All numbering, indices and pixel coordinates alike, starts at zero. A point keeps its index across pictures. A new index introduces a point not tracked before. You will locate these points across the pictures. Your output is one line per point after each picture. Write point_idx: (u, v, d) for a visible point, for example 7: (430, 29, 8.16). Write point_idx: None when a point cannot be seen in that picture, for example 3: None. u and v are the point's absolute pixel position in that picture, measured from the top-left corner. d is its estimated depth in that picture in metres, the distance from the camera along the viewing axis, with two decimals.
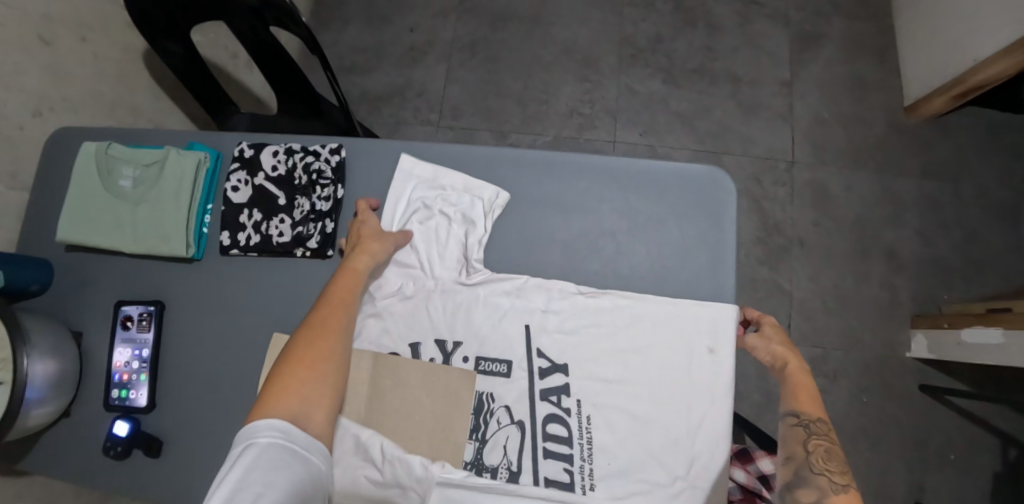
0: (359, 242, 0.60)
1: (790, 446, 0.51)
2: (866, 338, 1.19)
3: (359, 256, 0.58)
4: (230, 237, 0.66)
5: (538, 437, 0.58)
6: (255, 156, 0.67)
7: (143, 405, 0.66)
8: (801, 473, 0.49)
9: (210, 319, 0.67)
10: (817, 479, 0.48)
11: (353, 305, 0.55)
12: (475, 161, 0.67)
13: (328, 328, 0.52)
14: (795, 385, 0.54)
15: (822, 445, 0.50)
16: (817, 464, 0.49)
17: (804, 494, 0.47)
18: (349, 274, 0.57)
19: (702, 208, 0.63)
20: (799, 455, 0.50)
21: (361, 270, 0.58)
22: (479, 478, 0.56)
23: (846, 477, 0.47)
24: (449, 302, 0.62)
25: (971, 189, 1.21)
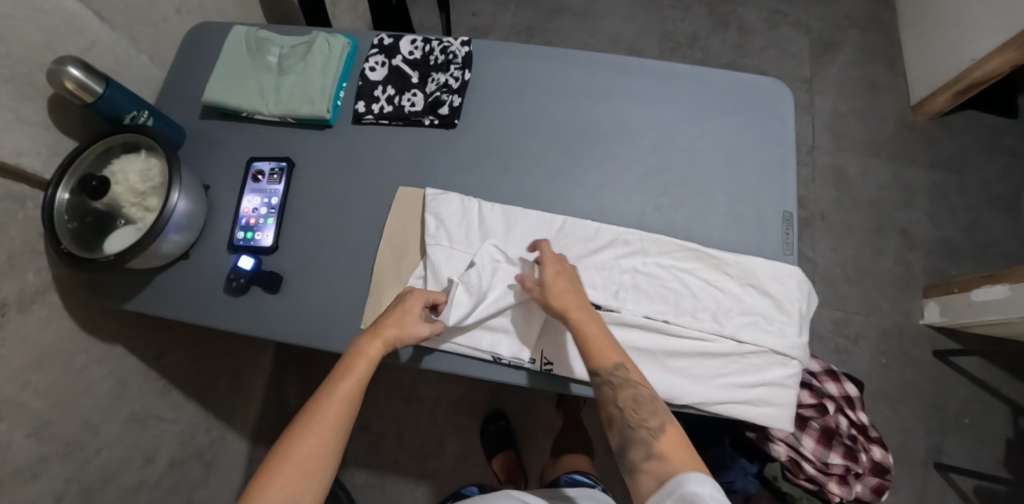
0: (376, 327, 0.57)
1: (606, 409, 0.54)
2: (885, 306, 1.28)
3: (376, 343, 0.56)
4: (366, 106, 0.75)
5: (639, 279, 0.65)
6: (394, 44, 0.78)
7: (268, 246, 0.71)
8: (626, 433, 0.52)
9: (335, 175, 0.75)
10: (638, 431, 0.51)
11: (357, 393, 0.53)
12: (580, 59, 0.77)
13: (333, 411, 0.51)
14: (591, 340, 0.55)
15: (629, 395, 0.52)
16: (633, 419, 0.52)
17: (636, 453, 0.50)
18: (362, 365, 0.55)
19: (774, 106, 0.75)
20: (619, 417, 0.52)
21: (375, 359, 0.56)
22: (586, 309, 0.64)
23: (656, 420, 0.51)
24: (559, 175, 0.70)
25: (974, 181, 1.34)
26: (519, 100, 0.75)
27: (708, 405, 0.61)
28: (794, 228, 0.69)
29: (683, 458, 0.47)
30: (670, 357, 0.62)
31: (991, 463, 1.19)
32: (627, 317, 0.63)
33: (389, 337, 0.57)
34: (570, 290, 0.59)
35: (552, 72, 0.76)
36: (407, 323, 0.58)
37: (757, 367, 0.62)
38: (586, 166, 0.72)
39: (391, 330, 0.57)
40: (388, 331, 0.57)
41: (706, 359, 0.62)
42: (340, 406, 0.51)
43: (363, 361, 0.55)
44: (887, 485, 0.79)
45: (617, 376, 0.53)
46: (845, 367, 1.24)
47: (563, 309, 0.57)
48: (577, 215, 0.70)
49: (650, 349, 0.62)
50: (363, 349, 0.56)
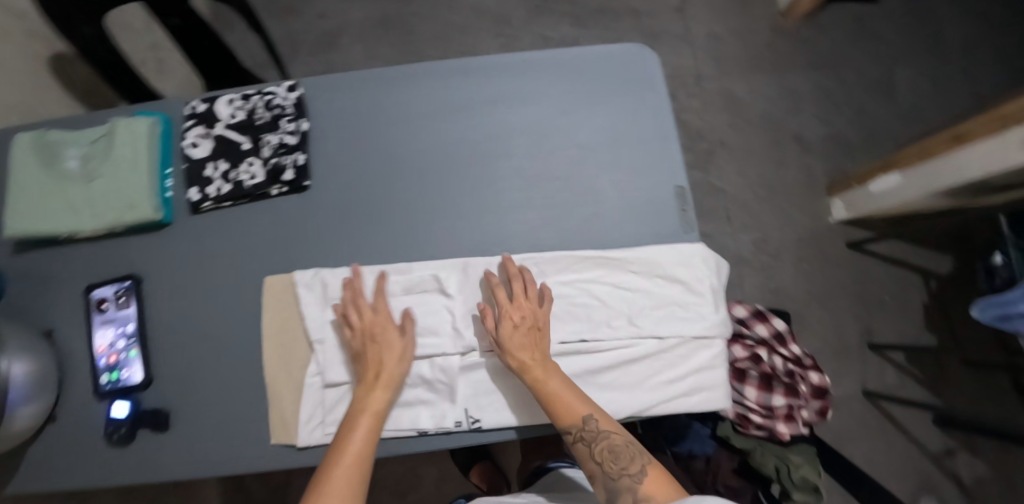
0: (371, 373, 0.56)
1: (586, 463, 0.55)
2: (797, 215, 1.33)
3: (377, 390, 0.55)
4: (201, 191, 0.65)
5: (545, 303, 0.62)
6: (210, 109, 0.67)
7: (138, 382, 0.63)
8: (608, 483, 0.53)
9: (191, 279, 0.66)
10: (619, 481, 0.52)
11: (371, 442, 0.53)
12: (427, 75, 0.70)
13: (349, 464, 0.50)
14: (554, 402, 0.54)
15: (604, 449, 0.53)
16: (611, 470, 0.53)
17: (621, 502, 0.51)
18: (369, 416, 0.54)
19: (638, 76, 0.72)
20: (597, 471, 0.53)
21: (379, 405, 0.55)
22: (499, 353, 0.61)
23: (634, 463, 0.52)
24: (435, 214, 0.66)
25: (851, 72, 1.38)
26: (373, 138, 0.68)
27: (645, 413, 0.59)
28: (688, 202, 0.68)
29: (667, 496, 0.49)
30: (597, 375, 0.61)
31: (916, 330, 1.30)
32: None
33: (387, 380, 0.56)
34: (528, 348, 0.57)
35: (401, 97, 0.69)
36: (396, 356, 0.57)
37: (679, 357, 0.62)
38: (463, 193, 0.66)
39: (386, 372, 0.56)
40: (384, 374, 0.56)
41: (629, 365, 0.61)
42: (358, 457, 0.51)
43: (370, 409, 0.54)
44: (828, 405, 0.84)
45: (587, 431, 0.53)
46: (776, 281, 1.29)
47: (522, 372, 0.56)
48: (465, 251, 0.65)
49: (573, 372, 0.61)
50: (366, 400, 0.55)
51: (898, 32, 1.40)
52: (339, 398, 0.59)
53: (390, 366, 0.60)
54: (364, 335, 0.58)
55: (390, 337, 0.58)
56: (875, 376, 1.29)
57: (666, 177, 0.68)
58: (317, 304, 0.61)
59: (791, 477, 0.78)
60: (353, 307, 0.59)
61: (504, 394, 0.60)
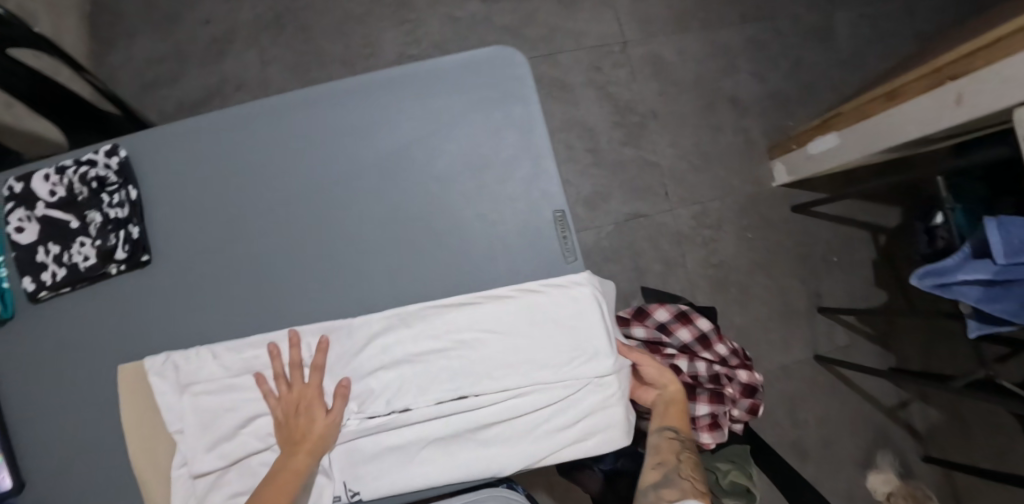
0: (296, 440, 0.54)
1: (663, 454, 0.62)
2: (739, 182, 1.27)
3: (303, 456, 0.54)
4: (33, 281, 0.60)
5: (414, 364, 0.57)
6: (27, 188, 0.60)
7: (9, 488, 0.60)
8: (668, 475, 0.59)
9: (46, 373, 0.61)
10: (681, 480, 0.58)
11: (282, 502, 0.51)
12: (262, 115, 0.62)
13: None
14: (676, 408, 0.68)
15: (689, 456, 0.62)
16: (685, 469, 0.60)
17: (668, 491, 0.56)
18: (285, 482, 0.52)
19: (502, 83, 0.63)
20: (673, 461, 0.61)
21: (303, 472, 0.53)
22: (374, 420, 0.57)
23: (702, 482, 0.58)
24: (291, 278, 0.60)
25: (786, 21, 1.28)
26: (212, 195, 0.61)
27: (529, 464, 0.57)
28: (569, 228, 0.62)
29: None
30: (478, 430, 0.58)
31: (864, 287, 1.28)
32: (419, 412, 0.57)
33: (311, 445, 0.54)
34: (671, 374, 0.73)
35: (236, 145, 0.61)
36: (324, 424, 0.55)
37: (566, 398, 0.59)
38: (318, 247, 0.60)
39: (310, 439, 0.54)
40: (308, 442, 0.54)
41: (514, 414, 0.58)
42: None
43: (292, 477, 0.53)
44: (759, 402, 0.83)
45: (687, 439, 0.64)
46: (720, 255, 1.25)
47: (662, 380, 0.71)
48: (324, 311, 0.60)
49: (453, 431, 0.58)
50: (286, 464, 0.53)
51: None
52: (211, 487, 0.56)
53: (260, 449, 0.56)
54: (295, 399, 0.56)
55: (318, 401, 0.56)
56: (825, 338, 1.27)
57: (542, 200, 0.62)
58: (172, 391, 0.57)
59: (722, 483, 0.79)
60: (283, 373, 0.57)
61: (380, 463, 0.57)
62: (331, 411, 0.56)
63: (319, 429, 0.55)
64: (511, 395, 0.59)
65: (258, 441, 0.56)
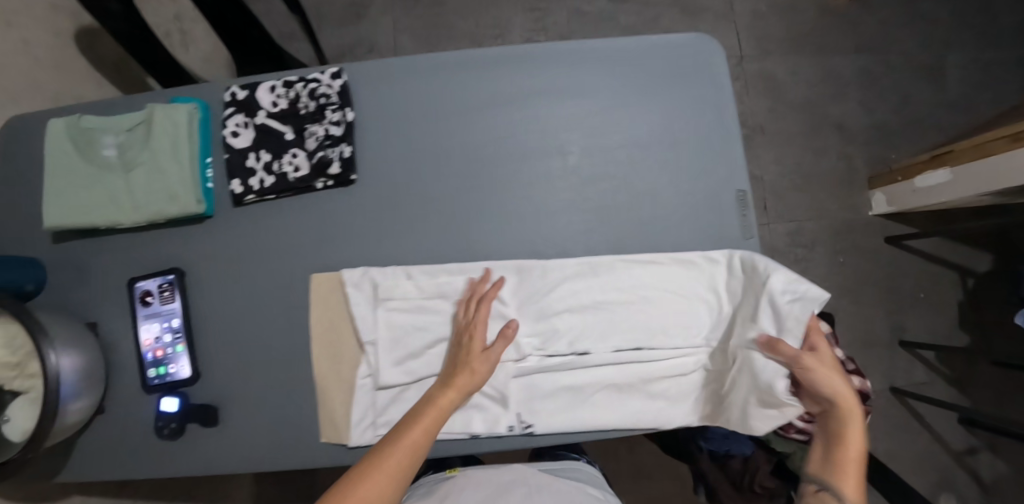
0: (452, 376, 0.53)
1: None
2: (836, 206, 1.29)
3: (454, 390, 0.52)
4: (242, 184, 0.62)
5: (597, 311, 0.61)
6: (251, 96, 0.63)
7: (187, 377, 0.62)
8: None
9: (239, 272, 0.65)
10: None
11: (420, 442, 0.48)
12: (481, 61, 0.66)
13: (396, 458, 0.45)
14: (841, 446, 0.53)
15: None
16: None
17: None
18: (432, 416, 0.50)
19: (699, 69, 0.70)
20: None
21: (450, 407, 0.51)
22: (553, 359, 0.60)
23: None
24: (489, 215, 0.64)
25: (900, 56, 1.30)
26: (421, 130, 0.65)
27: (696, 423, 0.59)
28: (749, 207, 0.67)
29: None
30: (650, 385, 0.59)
31: (948, 327, 1.28)
32: (598, 357, 0.60)
33: (464, 385, 0.53)
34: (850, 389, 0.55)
35: (449, 88, 0.66)
36: (479, 366, 0.54)
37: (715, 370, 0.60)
38: (517, 189, 0.64)
39: (464, 375, 0.53)
40: (461, 378, 0.53)
41: (685, 376, 0.60)
42: (409, 450, 0.47)
43: (437, 407, 0.50)
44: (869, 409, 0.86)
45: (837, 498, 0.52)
46: (809, 274, 1.27)
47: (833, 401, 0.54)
48: (518, 251, 0.63)
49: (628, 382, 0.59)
50: (437, 398, 0.51)
51: (953, 12, 1.31)
52: (390, 400, 0.59)
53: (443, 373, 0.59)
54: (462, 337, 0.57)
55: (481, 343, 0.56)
56: (902, 372, 1.28)
57: (727, 178, 0.67)
58: (364, 305, 0.59)
59: None
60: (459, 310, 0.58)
61: (556, 400, 0.59)
62: (490, 349, 0.55)
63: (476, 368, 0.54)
64: (683, 356, 0.61)
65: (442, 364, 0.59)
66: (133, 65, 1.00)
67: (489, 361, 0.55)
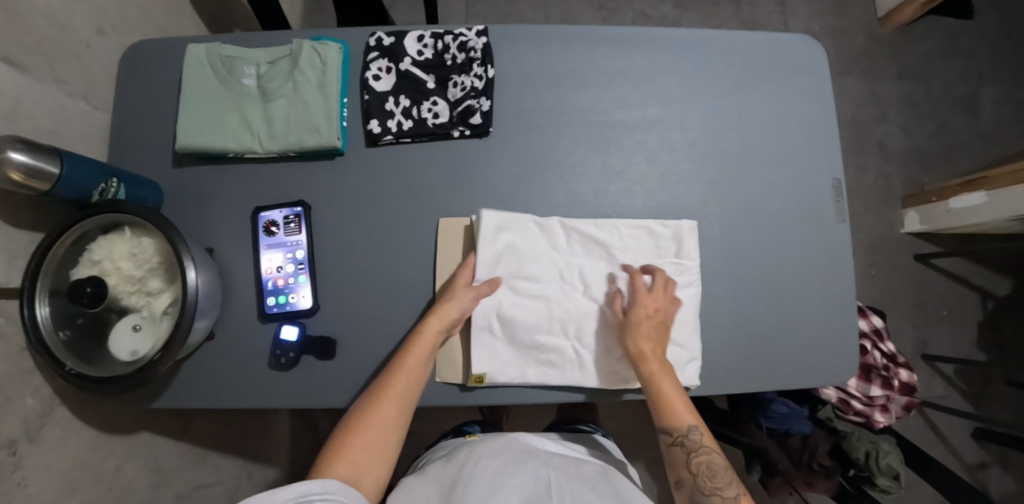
0: (434, 306, 0.59)
1: (675, 469, 0.56)
2: (870, 221, 1.37)
3: (436, 320, 0.58)
4: (381, 125, 0.64)
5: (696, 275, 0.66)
6: (397, 43, 0.65)
7: (307, 308, 0.63)
8: (694, 495, 0.53)
9: (363, 213, 0.66)
10: (710, 498, 0.52)
11: (413, 366, 0.56)
12: (613, 38, 0.71)
13: (394, 387, 0.54)
14: (671, 401, 0.57)
15: (701, 462, 0.54)
16: (705, 484, 0.53)
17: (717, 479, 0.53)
18: (423, 345, 0.57)
19: (805, 67, 0.76)
20: (688, 480, 0.54)
21: (433, 336, 0.58)
22: None
23: (734, 488, 0.52)
24: (617, 182, 0.68)
25: (938, 86, 1.39)
26: (556, 94, 0.68)
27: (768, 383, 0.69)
28: (843, 195, 0.74)
29: None
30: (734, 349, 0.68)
31: (967, 344, 1.35)
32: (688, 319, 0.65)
33: (444, 313, 0.58)
34: (654, 339, 0.60)
35: (582, 57, 0.69)
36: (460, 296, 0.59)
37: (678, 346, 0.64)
38: (639, 158, 0.68)
39: (444, 306, 0.59)
40: (442, 308, 0.59)
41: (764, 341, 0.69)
42: (405, 374, 0.55)
43: (421, 342, 0.57)
44: (914, 402, 0.92)
45: (689, 439, 0.56)
46: None
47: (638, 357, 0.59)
48: (640, 213, 0.68)
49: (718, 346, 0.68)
50: (422, 328, 0.58)
51: (989, 50, 1.40)
52: (502, 339, 0.61)
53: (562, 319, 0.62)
54: (644, 312, 0.61)
55: (465, 281, 0.61)
56: (923, 383, 1.34)
57: (823, 168, 0.74)
58: (491, 235, 0.61)
59: (879, 464, 0.82)
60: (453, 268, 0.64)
61: None
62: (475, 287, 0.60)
63: (643, 349, 0.59)
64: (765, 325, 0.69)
65: (559, 312, 0.62)
66: (227, 14, 1.02)
67: (472, 293, 0.59)
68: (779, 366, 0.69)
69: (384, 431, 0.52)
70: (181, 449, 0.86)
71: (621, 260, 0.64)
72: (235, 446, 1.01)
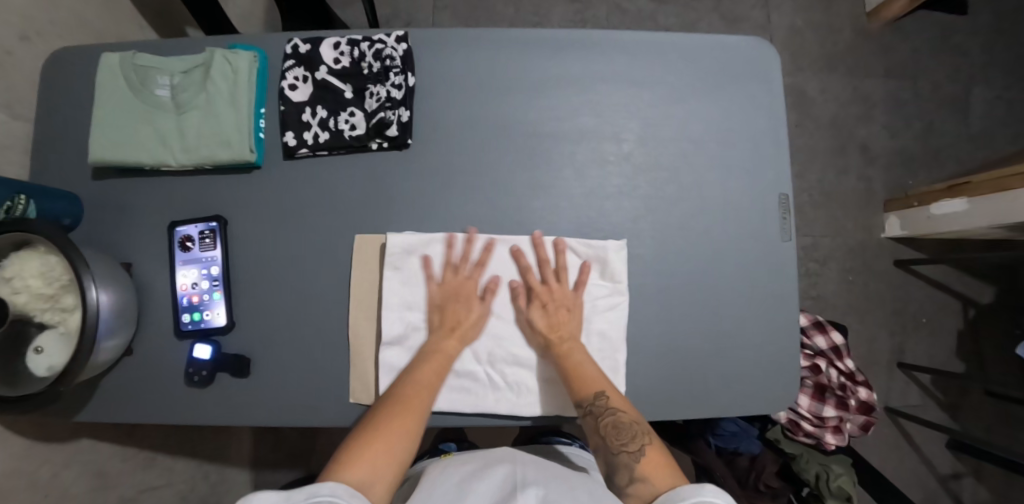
0: (447, 325, 0.61)
1: (590, 438, 0.57)
2: (849, 225, 1.32)
3: (454, 340, 0.60)
4: (296, 137, 0.62)
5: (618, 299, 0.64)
6: (313, 51, 0.63)
7: (222, 325, 0.63)
8: (611, 459, 0.55)
9: (280, 229, 0.64)
10: (620, 457, 0.54)
11: (430, 381, 0.58)
12: (543, 41, 0.66)
13: (417, 407, 0.55)
14: (577, 371, 0.58)
15: (610, 423, 0.56)
16: (613, 445, 0.55)
17: (626, 441, 0.55)
18: (439, 360, 0.59)
19: (759, 67, 0.70)
20: (600, 445, 0.56)
21: (450, 356, 0.60)
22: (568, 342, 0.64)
23: (637, 443, 0.54)
24: (544, 198, 0.65)
25: (927, 84, 1.33)
26: (478, 104, 0.65)
27: (701, 408, 0.66)
28: (790, 211, 0.68)
29: (665, 477, 0.52)
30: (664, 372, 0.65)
31: (946, 353, 1.31)
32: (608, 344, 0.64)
33: (463, 332, 0.61)
34: (550, 315, 0.62)
35: (508, 62, 0.65)
36: (474, 315, 0.61)
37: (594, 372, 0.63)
38: (568, 171, 0.65)
39: (464, 325, 0.61)
40: (461, 327, 0.61)
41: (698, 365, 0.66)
42: (423, 387, 0.57)
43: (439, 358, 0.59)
44: (873, 421, 0.88)
45: (596, 405, 0.57)
46: (819, 289, 1.31)
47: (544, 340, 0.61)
48: (566, 231, 0.65)
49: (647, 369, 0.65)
50: (439, 345, 0.60)
51: (982, 48, 1.33)
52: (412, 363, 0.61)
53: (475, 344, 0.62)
54: (541, 304, 0.62)
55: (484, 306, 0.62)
56: (898, 393, 1.31)
57: (773, 180, 0.69)
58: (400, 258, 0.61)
59: (829, 486, 0.80)
60: (435, 265, 0.63)
61: None
62: (484, 301, 0.62)
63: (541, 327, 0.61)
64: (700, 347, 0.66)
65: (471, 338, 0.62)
66: (174, 11, 0.99)
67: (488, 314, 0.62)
68: (714, 393, 0.66)
69: (404, 440, 0.52)
70: (126, 453, 0.87)
71: (543, 284, 0.63)
72: (187, 447, 1.02)
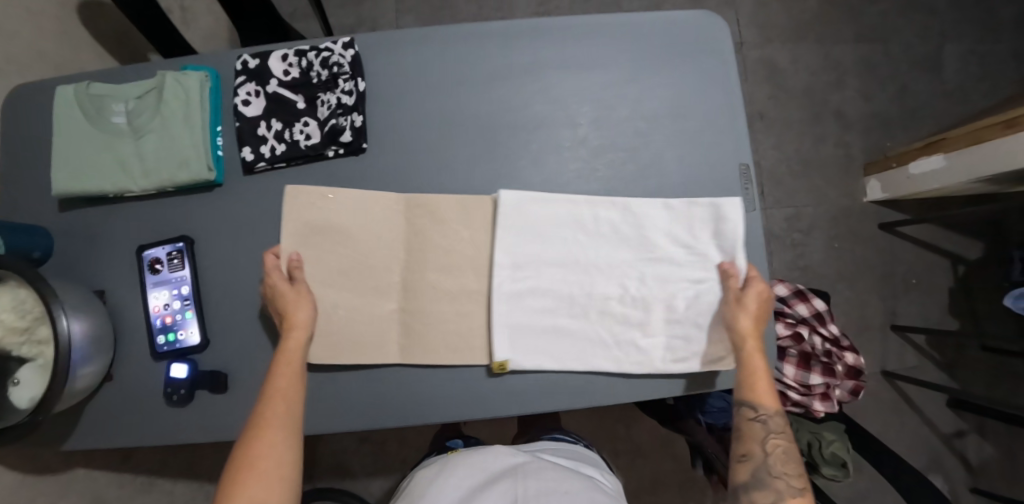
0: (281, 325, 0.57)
1: (746, 445, 0.58)
2: (831, 193, 1.32)
3: (294, 336, 0.56)
4: (253, 151, 0.63)
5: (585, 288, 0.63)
6: (262, 65, 0.64)
7: (196, 344, 0.63)
8: (759, 474, 0.56)
9: (244, 244, 0.65)
10: (775, 480, 0.55)
11: (287, 388, 0.54)
12: (490, 34, 0.66)
13: (273, 424, 0.51)
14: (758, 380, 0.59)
15: (779, 445, 0.57)
16: (774, 466, 0.56)
17: (785, 466, 0.56)
18: (285, 365, 0.55)
19: (709, 41, 0.70)
20: (758, 457, 0.57)
21: (302, 349, 0.57)
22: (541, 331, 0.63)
23: (801, 479, 0.55)
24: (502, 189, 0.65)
25: (898, 46, 1.32)
26: (430, 102, 0.65)
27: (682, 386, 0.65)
28: (752, 181, 0.69)
29: None
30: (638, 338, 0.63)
31: (939, 312, 1.31)
32: (574, 324, 0.63)
33: (297, 323, 0.57)
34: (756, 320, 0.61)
35: (457, 58, 0.66)
36: (299, 300, 0.58)
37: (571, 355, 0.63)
38: (524, 159, 0.66)
39: (292, 316, 0.57)
40: (292, 320, 0.57)
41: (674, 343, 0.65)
42: (281, 399, 0.53)
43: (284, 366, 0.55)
44: (862, 385, 0.88)
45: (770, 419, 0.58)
46: (805, 258, 1.31)
47: (740, 333, 0.61)
48: None
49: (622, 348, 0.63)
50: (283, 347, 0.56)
51: (949, 5, 1.33)
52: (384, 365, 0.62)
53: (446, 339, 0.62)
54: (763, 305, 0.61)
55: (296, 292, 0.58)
56: (895, 356, 1.31)
57: (733, 151, 0.68)
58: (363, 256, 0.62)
59: (824, 453, 0.82)
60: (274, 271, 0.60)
61: (550, 364, 0.62)
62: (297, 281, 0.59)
63: (747, 327, 0.60)
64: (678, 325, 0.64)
65: (438, 335, 0.62)
66: (135, 38, 1.00)
67: (304, 293, 0.58)
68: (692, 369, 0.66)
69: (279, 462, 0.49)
70: (123, 480, 0.88)
71: (654, 245, 0.64)
72: (184, 471, 1.03)
